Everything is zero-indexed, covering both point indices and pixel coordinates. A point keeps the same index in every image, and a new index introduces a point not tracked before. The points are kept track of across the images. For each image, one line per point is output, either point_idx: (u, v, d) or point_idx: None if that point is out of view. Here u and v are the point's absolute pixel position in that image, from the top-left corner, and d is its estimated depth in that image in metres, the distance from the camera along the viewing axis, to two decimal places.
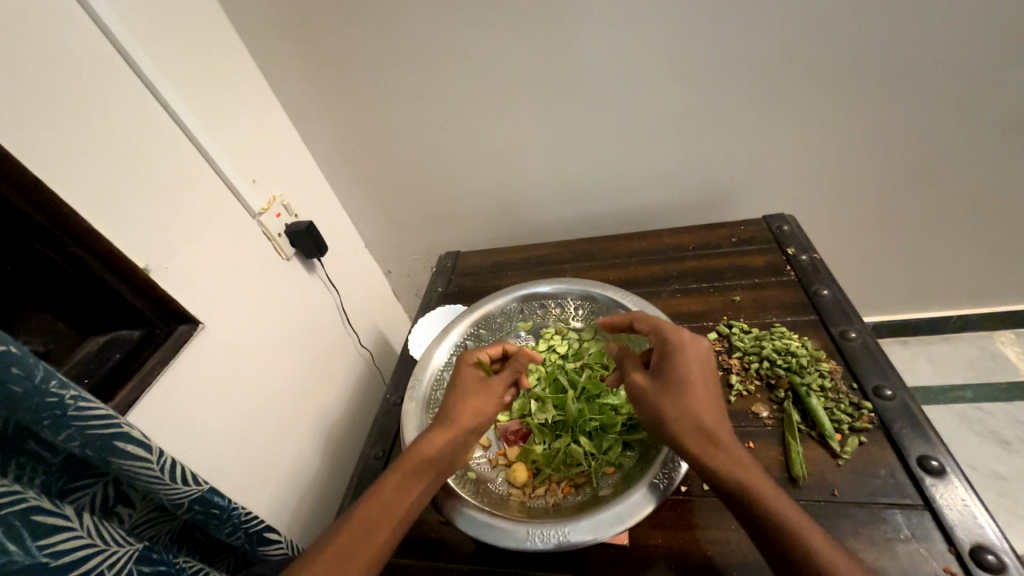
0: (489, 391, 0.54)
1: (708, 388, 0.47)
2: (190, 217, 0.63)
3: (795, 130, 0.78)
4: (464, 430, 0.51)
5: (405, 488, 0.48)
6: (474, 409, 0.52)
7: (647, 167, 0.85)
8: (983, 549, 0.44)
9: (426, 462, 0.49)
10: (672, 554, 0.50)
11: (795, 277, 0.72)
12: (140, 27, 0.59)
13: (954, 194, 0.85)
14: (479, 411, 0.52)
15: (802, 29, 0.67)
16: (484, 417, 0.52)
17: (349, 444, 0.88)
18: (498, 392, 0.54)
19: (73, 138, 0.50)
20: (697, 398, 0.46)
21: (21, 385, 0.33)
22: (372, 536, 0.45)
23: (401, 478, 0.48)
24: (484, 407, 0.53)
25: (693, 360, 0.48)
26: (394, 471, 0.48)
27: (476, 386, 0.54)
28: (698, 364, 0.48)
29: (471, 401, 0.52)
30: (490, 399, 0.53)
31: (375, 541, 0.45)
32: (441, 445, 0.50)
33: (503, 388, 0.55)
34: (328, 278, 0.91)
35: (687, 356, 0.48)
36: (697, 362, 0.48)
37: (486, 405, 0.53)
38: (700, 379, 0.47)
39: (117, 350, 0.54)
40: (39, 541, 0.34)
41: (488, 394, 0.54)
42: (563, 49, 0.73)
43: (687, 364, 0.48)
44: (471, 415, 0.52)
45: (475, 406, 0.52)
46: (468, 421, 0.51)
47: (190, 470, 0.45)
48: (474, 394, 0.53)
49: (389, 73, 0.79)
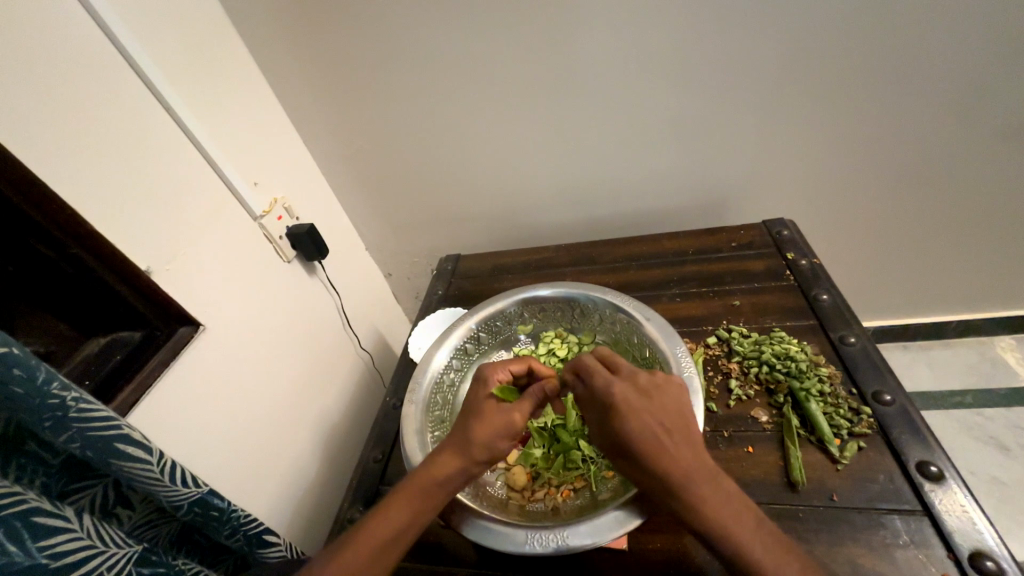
0: (504, 418, 0.51)
1: (679, 425, 0.45)
2: (191, 219, 0.63)
3: (794, 134, 0.78)
4: (476, 461, 0.49)
5: (412, 514, 0.47)
6: (487, 439, 0.50)
7: (647, 171, 0.85)
8: (982, 555, 0.44)
9: (433, 489, 0.48)
10: (671, 558, 0.50)
11: (794, 282, 0.72)
12: (141, 28, 0.60)
13: (953, 199, 0.85)
14: (492, 441, 0.50)
15: (800, 34, 0.67)
16: (497, 447, 0.51)
17: (349, 446, 0.88)
18: (516, 422, 0.52)
19: (75, 140, 0.51)
20: (669, 439, 0.44)
21: (21, 385, 0.33)
22: (375, 559, 0.45)
23: (413, 501, 0.48)
24: (500, 438, 0.51)
25: (666, 398, 0.47)
26: (402, 495, 0.48)
27: (492, 414, 0.52)
28: (672, 402, 0.47)
29: (484, 429, 0.50)
30: (504, 427, 0.51)
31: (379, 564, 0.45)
32: (453, 473, 0.49)
33: (520, 416, 0.52)
34: (328, 280, 0.91)
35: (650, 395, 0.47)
36: (667, 397, 0.47)
37: (500, 433, 0.51)
38: (674, 417, 0.46)
39: (118, 351, 0.54)
40: (39, 541, 0.34)
41: (504, 424, 0.51)
42: (563, 53, 0.73)
43: (659, 401, 0.46)
44: (486, 443, 0.50)
45: (489, 436, 0.50)
46: (480, 451, 0.50)
47: (190, 472, 0.45)
48: (487, 421, 0.51)
49: (391, 77, 0.80)
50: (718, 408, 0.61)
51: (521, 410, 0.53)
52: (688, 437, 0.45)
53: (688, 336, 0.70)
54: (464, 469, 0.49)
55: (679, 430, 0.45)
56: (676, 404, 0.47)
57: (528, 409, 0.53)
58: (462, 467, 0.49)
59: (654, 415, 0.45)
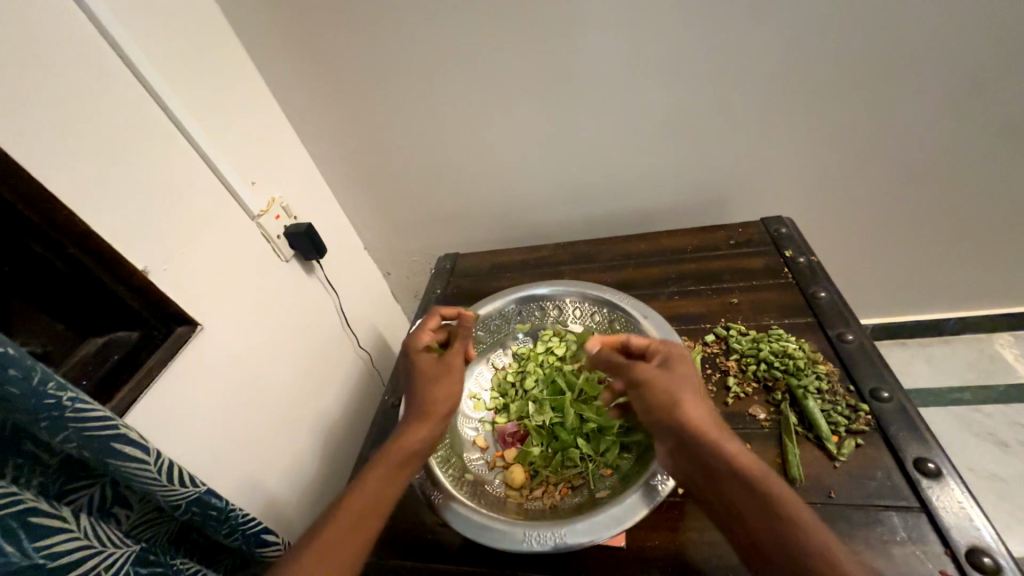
0: (450, 370, 0.57)
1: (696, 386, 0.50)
2: (187, 219, 0.63)
3: (792, 131, 0.78)
4: (442, 416, 0.54)
5: (386, 486, 0.49)
6: (446, 392, 0.55)
7: (645, 169, 0.85)
8: (979, 551, 0.44)
9: (406, 458, 0.51)
10: (670, 555, 0.50)
11: (792, 279, 0.72)
12: (136, 27, 0.59)
13: (952, 196, 0.85)
14: (450, 391, 0.55)
15: (797, 31, 0.67)
16: (456, 396, 0.56)
17: (349, 445, 0.88)
18: (457, 365, 0.57)
19: (68, 138, 0.50)
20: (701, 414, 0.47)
21: (18, 386, 0.33)
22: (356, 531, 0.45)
23: (388, 472, 0.50)
24: (452, 384, 0.56)
25: (686, 364, 0.52)
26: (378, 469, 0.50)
27: (435, 371, 0.56)
28: (690, 369, 0.51)
29: (442, 385, 0.55)
30: (453, 376, 0.56)
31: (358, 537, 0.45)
32: (424, 440, 0.52)
33: (459, 356, 0.58)
34: (326, 279, 0.91)
35: (681, 358, 0.52)
36: (687, 364, 0.52)
37: (452, 382, 0.56)
38: (695, 380, 0.50)
39: (115, 350, 0.54)
40: (36, 542, 0.34)
41: (450, 373, 0.56)
42: (560, 50, 0.73)
43: (682, 365, 0.51)
44: (444, 396, 0.55)
45: (446, 390, 0.55)
46: (443, 406, 0.54)
47: (188, 472, 0.45)
48: (440, 379, 0.56)
49: (387, 73, 0.79)
50: (715, 405, 0.61)
51: (456, 353, 0.58)
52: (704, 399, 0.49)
53: (686, 333, 0.70)
54: (434, 429, 0.53)
55: (698, 389, 0.49)
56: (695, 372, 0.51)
57: (462, 348, 0.59)
58: (433, 428, 0.53)
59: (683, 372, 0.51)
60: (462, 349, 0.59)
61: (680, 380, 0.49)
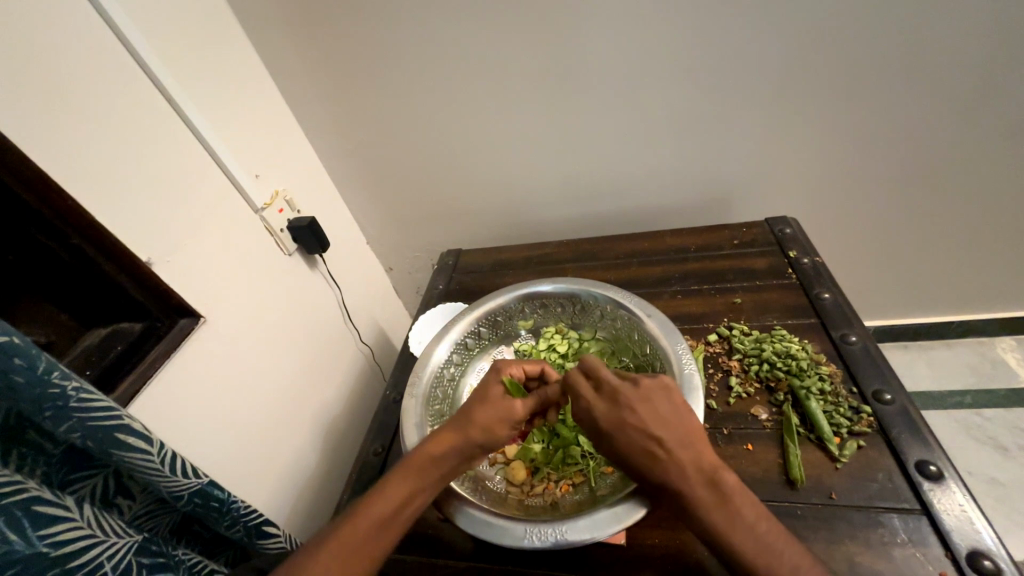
0: (506, 407, 0.52)
1: (674, 428, 0.46)
2: (192, 212, 0.63)
3: (798, 132, 0.77)
4: (474, 441, 0.50)
5: (404, 496, 0.48)
6: (488, 422, 0.51)
7: (649, 168, 0.85)
8: (979, 555, 0.44)
9: (430, 468, 0.49)
10: (670, 554, 0.50)
11: (797, 280, 0.72)
12: (145, 22, 0.59)
13: (957, 201, 0.84)
14: (491, 426, 0.51)
15: (805, 31, 0.66)
16: (495, 432, 0.51)
17: (349, 439, 0.88)
18: (516, 411, 0.52)
19: (73, 128, 0.50)
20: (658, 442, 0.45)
21: (22, 375, 0.33)
22: (373, 536, 0.45)
23: (409, 480, 0.48)
24: (499, 421, 0.52)
25: (662, 402, 0.48)
26: (400, 475, 0.49)
27: (492, 398, 0.53)
28: (668, 406, 0.48)
29: (485, 412, 0.51)
30: (504, 414, 0.52)
31: (371, 544, 0.45)
32: (451, 453, 0.50)
33: (525, 408, 0.53)
34: (329, 272, 0.91)
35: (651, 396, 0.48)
36: (664, 401, 0.48)
37: (498, 419, 0.51)
38: (671, 404, 0.48)
39: (120, 341, 0.55)
40: (40, 530, 0.34)
41: (505, 411, 0.52)
42: (566, 48, 0.72)
43: (653, 406, 0.48)
44: (485, 424, 0.51)
45: (492, 421, 0.51)
46: (479, 433, 0.51)
47: (190, 463, 0.45)
48: (490, 406, 0.52)
49: (394, 68, 0.79)
50: (718, 405, 0.61)
51: (525, 402, 0.54)
52: (684, 440, 0.46)
53: (689, 333, 0.70)
54: (463, 449, 0.50)
55: (672, 432, 0.46)
56: (675, 409, 0.48)
57: (533, 405, 0.54)
58: (462, 447, 0.50)
59: (643, 420, 0.47)
60: (532, 407, 0.54)
61: (654, 404, 0.48)
